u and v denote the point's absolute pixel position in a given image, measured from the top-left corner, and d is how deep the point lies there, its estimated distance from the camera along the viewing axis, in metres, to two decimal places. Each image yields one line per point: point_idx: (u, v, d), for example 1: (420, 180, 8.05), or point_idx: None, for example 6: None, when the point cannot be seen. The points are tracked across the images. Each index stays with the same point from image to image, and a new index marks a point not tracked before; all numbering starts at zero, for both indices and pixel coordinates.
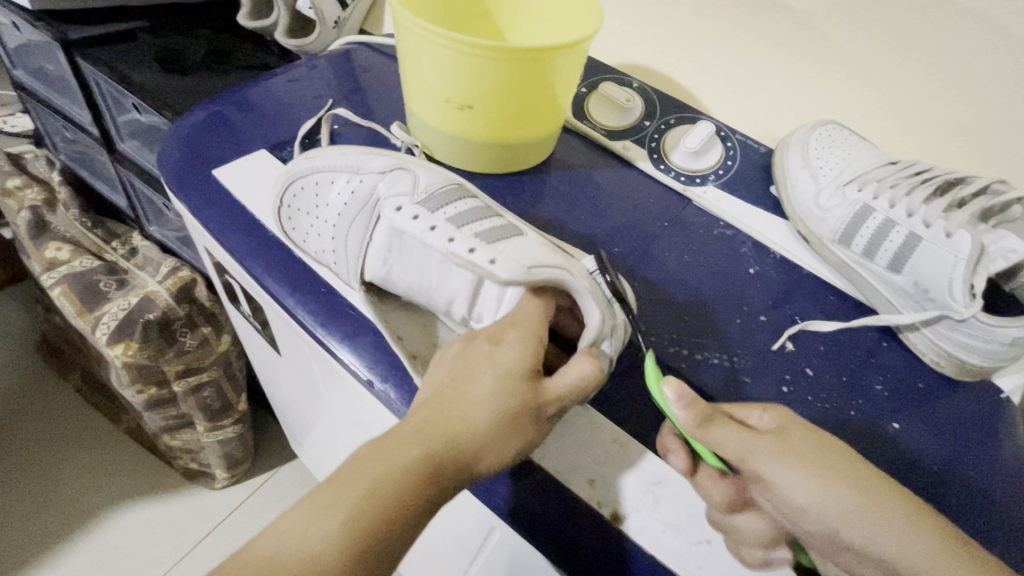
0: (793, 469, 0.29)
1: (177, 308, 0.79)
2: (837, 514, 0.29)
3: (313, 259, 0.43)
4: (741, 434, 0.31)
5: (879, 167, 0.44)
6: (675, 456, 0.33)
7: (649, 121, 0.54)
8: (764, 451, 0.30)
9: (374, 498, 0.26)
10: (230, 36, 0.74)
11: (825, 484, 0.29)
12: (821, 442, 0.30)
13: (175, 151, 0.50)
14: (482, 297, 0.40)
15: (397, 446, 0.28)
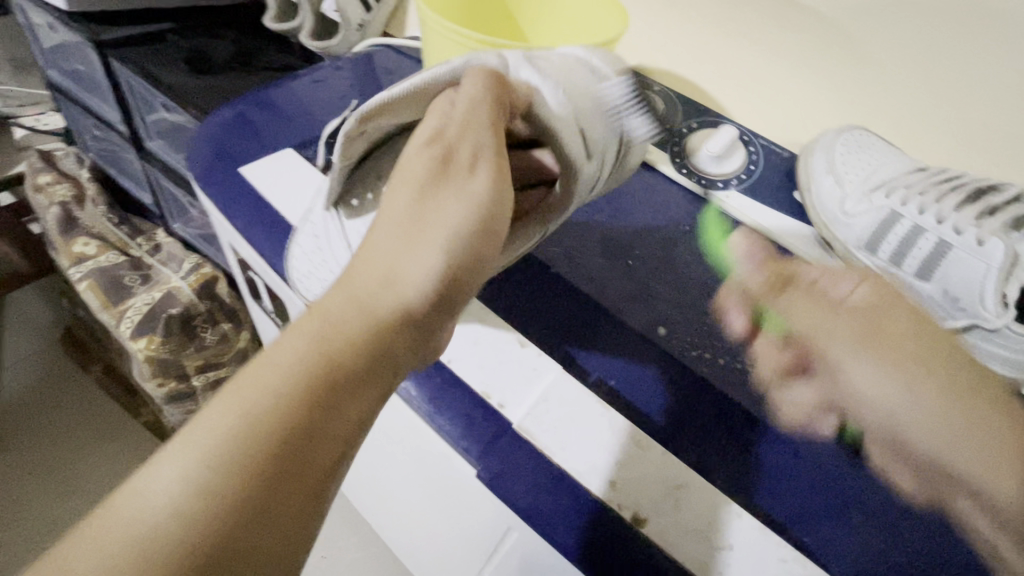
0: (875, 361, 0.31)
1: (199, 304, 0.81)
2: (913, 410, 0.30)
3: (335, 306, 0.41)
4: (819, 307, 0.35)
5: (908, 173, 0.43)
6: (736, 319, 0.41)
7: (671, 125, 0.54)
8: (814, 324, 0.34)
9: (261, 406, 0.23)
10: (256, 38, 0.75)
11: (905, 379, 0.31)
12: (930, 338, 0.32)
13: (201, 150, 0.51)
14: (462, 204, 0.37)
15: (268, 371, 0.24)
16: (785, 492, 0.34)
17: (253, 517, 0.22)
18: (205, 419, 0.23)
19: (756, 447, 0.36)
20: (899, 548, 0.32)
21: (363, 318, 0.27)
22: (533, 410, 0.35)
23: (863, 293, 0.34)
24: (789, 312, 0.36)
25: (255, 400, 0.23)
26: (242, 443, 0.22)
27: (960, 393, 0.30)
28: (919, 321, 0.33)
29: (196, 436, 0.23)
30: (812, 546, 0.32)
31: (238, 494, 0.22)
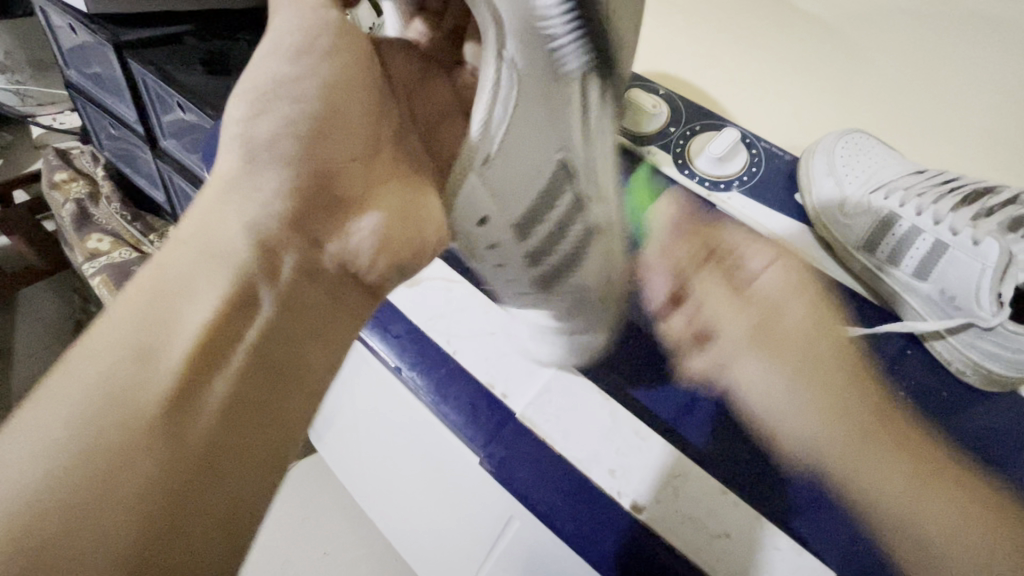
0: (769, 371, 0.40)
1: None
2: (810, 419, 0.38)
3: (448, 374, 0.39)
4: (718, 284, 0.45)
5: (907, 176, 0.44)
6: (657, 281, 0.45)
7: (674, 127, 0.53)
8: (723, 314, 0.43)
9: (111, 380, 0.24)
10: None
11: (780, 378, 0.40)
12: (816, 347, 0.41)
13: (215, 149, 0.53)
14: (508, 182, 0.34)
15: (104, 355, 0.25)
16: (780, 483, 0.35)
17: (111, 466, 0.23)
18: (54, 384, 0.24)
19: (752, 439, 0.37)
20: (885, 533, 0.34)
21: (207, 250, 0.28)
22: (536, 400, 0.37)
23: (774, 270, 0.45)
24: (705, 294, 0.44)
25: (102, 359, 0.25)
26: (93, 407, 0.24)
27: (869, 429, 0.37)
28: (811, 313, 0.43)
29: (44, 408, 0.23)
30: (803, 534, 0.33)
31: (91, 448, 0.23)
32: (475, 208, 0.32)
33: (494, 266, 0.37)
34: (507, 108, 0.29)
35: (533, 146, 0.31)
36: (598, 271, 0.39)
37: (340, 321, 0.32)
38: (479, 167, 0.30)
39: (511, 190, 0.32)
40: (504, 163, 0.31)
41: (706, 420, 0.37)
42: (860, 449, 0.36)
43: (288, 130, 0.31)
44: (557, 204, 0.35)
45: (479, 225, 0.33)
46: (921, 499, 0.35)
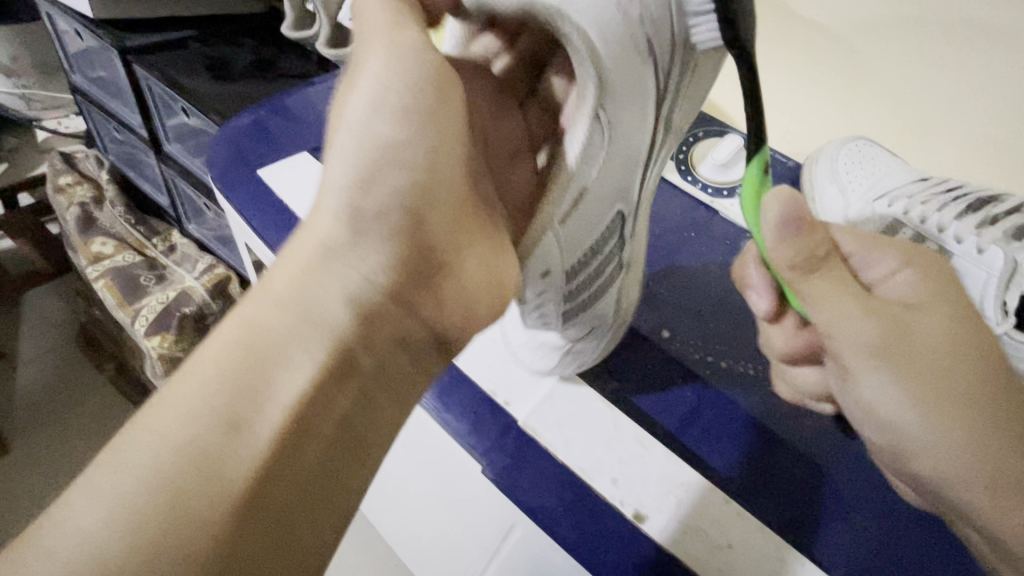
0: (891, 386, 0.29)
1: (212, 304, 0.83)
2: (969, 468, 0.28)
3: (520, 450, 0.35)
4: (851, 310, 0.29)
5: (911, 183, 0.44)
6: (760, 299, 0.34)
7: (678, 134, 0.55)
8: (846, 330, 0.29)
9: (202, 438, 0.22)
10: (274, 46, 0.77)
11: (946, 365, 0.29)
12: (956, 339, 0.29)
13: (219, 154, 0.53)
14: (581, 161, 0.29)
15: (193, 400, 0.23)
16: (784, 493, 0.34)
17: (190, 529, 0.21)
18: (149, 417, 0.23)
19: (759, 448, 0.36)
20: (902, 549, 0.33)
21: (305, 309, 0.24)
22: (539, 409, 0.36)
23: (905, 277, 0.31)
24: (814, 302, 0.30)
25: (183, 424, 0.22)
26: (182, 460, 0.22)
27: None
28: (952, 327, 0.29)
29: (127, 448, 0.22)
30: (811, 546, 0.32)
31: (169, 514, 0.21)
32: (541, 262, 0.31)
33: (533, 311, 0.34)
34: (593, 171, 0.29)
35: (600, 206, 0.31)
36: (600, 312, 0.36)
37: (406, 395, 0.26)
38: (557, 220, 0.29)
39: (574, 234, 0.31)
40: (576, 226, 0.31)
41: (713, 429, 0.37)
42: (1019, 486, 0.27)
43: (398, 202, 0.25)
44: (600, 254, 0.34)
45: (541, 276, 0.32)
46: (1012, 507, 0.27)
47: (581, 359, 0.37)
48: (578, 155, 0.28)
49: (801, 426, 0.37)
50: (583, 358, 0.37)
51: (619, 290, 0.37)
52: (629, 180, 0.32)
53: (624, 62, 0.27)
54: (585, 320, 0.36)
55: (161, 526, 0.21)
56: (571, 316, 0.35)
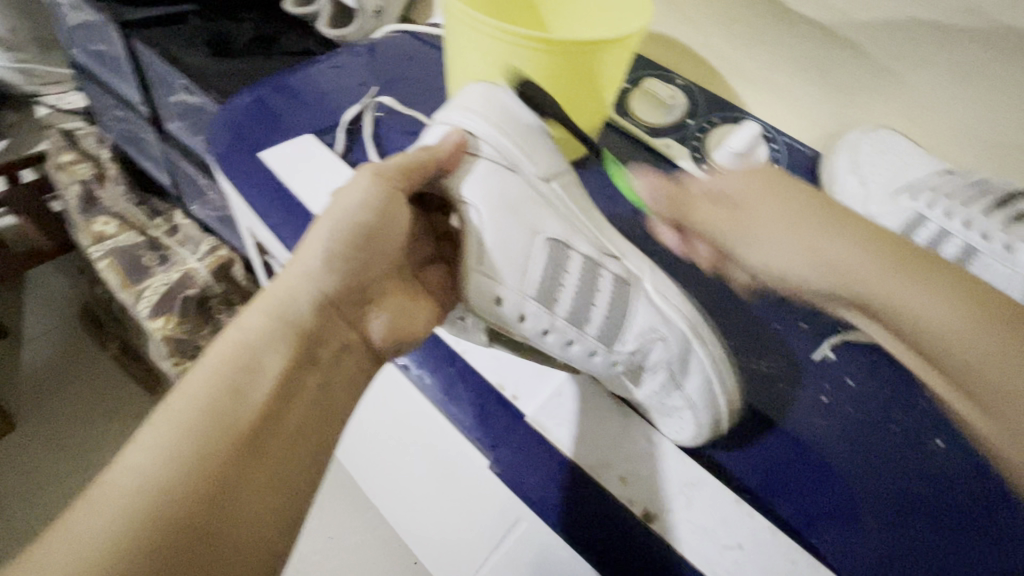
0: (777, 247, 0.37)
1: (215, 286, 0.83)
2: (814, 273, 0.37)
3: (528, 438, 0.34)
4: (712, 209, 0.40)
5: (936, 175, 0.43)
6: (668, 236, 0.45)
7: (692, 120, 0.55)
8: (715, 228, 0.40)
9: (205, 435, 0.27)
10: (276, 23, 0.75)
11: (775, 216, 0.38)
12: (765, 181, 0.39)
13: (221, 134, 0.52)
14: (508, 246, 0.33)
15: (185, 414, 0.27)
16: (794, 492, 0.34)
17: (217, 508, 0.26)
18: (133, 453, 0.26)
19: (767, 447, 0.36)
20: (911, 554, 0.32)
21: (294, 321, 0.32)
22: (546, 404, 0.35)
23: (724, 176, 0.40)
24: (704, 224, 0.40)
25: (163, 430, 0.27)
26: (176, 453, 0.26)
27: (895, 256, 0.34)
28: (775, 198, 0.38)
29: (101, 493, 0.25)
30: (822, 549, 0.32)
31: (195, 502, 0.26)
32: (484, 292, 0.33)
33: (589, 356, 0.36)
34: (490, 225, 0.33)
35: (515, 237, 0.34)
36: (645, 326, 0.36)
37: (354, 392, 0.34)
38: (475, 259, 0.33)
39: (523, 267, 0.34)
40: (500, 257, 0.33)
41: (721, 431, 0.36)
42: (884, 291, 0.34)
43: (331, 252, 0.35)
44: (570, 273, 0.35)
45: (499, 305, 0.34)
46: (927, 292, 0.33)
47: (715, 394, 0.35)
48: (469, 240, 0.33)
49: (809, 423, 0.37)
50: (719, 405, 0.35)
51: (646, 303, 0.37)
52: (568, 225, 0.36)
53: (461, 170, 0.34)
54: (656, 361, 0.37)
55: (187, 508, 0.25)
56: (605, 335, 0.36)
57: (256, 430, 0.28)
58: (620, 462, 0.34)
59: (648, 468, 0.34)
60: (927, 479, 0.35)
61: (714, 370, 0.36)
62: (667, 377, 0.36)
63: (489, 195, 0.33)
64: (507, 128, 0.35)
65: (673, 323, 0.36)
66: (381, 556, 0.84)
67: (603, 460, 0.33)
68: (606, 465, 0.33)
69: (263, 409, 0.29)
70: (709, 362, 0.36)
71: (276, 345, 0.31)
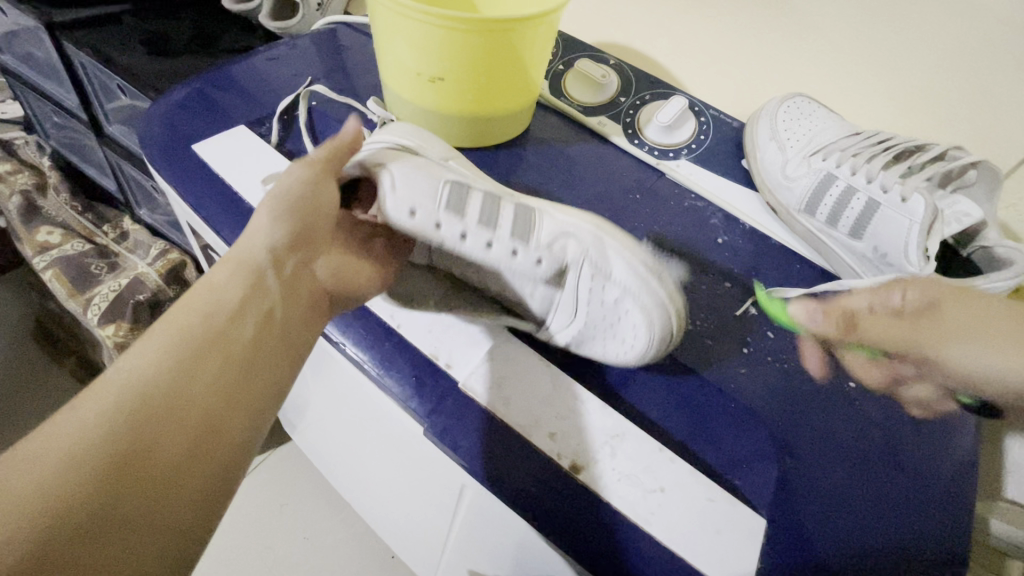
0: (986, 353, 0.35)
1: (167, 289, 0.82)
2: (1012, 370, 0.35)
3: (460, 406, 0.35)
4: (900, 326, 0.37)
5: (844, 138, 0.45)
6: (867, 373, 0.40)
7: (625, 97, 0.56)
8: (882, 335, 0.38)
9: (186, 341, 0.29)
10: (213, 20, 0.74)
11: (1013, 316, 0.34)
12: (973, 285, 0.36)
13: (154, 129, 0.51)
14: (414, 171, 0.37)
15: (170, 329, 0.30)
16: (717, 437, 0.36)
17: (190, 398, 0.27)
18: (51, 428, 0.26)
19: (692, 397, 0.38)
20: (823, 484, 0.34)
21: (241, 267, 0.33)
22: (479, 370, 0.37)
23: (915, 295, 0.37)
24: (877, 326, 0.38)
25: (151, 349, 0.28)
26: (161, 357, 0.28)
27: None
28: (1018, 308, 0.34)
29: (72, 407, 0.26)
30: (738, 485, 0.34)
31: (172, 393, 0.27)
32: (398, 207, 0.36)
33: (511, 255, 0.37)
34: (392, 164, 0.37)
35: (421, 172, 0.37)
36: (556, 227, 0.39)
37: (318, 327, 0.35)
38: (387, 185, 0.36)
39: (430, 182, 0.37)
40: (407, 178, 0.36)
41: (652, 386, 0.38)
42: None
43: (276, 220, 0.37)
44: (476, 198, 0.38)
45: (412, 218, 0.36)
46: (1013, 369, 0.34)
47: (643, 276, 0.38)
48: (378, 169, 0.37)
49: (736, 374, 0.39)
50: (653, 287, 0.37)
51: (550, 215, 0.40)
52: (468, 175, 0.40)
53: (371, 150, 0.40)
54: (574, 254, 0.38)
55: (166, 393, 0.27)
56: (520, 233, 0.38)
57: (204, 357, 0.29)
58: (548, 421, 0.35)
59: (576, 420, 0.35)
60: (837, 418, 0.38)
61: (633, 255, 0.38)
62: (594, 271, 0.38)
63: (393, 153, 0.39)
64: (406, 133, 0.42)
65: (580, 224, 0.39)
66: (352, 552, 0.84)
67: (532, 419, 0.35)
68: (539, 424, 0.34)
69: (211, 339, 0.30)
70: (623, 249, 0.39)
71: (228, 286, 0.32)
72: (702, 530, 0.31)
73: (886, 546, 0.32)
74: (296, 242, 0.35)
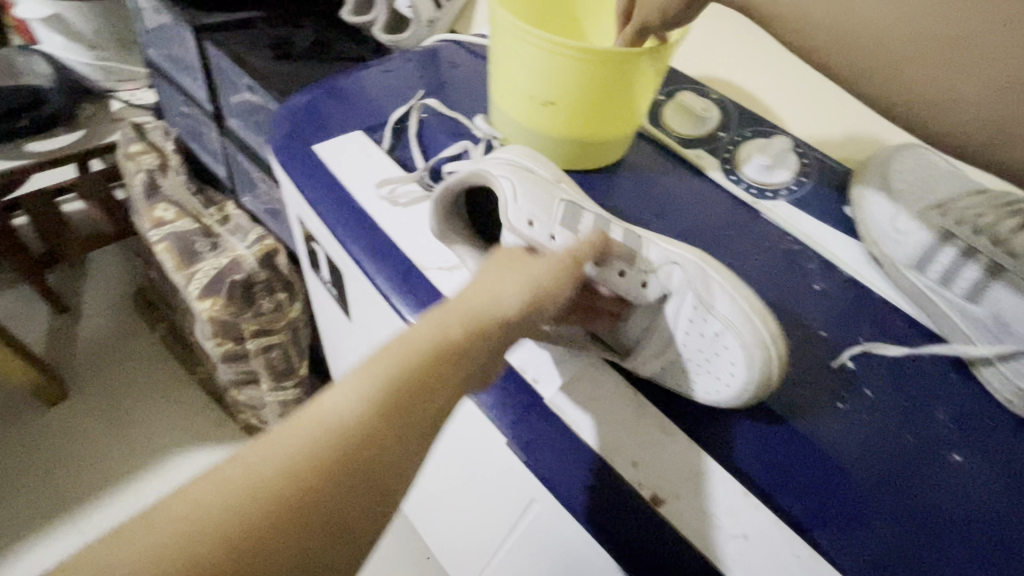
0: None
1: (260, 272, 0.86)
2: None
3: (546, 422, 0.36)
4: None
5: (966, 195, 0.44)
6: None
7: (724, 133, 0.56)
8: None
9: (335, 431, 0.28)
10: (333, 30, 0.80)
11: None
12: None
13: (281, 128, 0.56)
14: (529, 194, 0.39)
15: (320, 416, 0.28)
16: (807, 492, 0.34)
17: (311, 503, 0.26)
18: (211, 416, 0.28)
19: (783, 445, 0.36)
20: (921, 558, 0.33)
21: (371, 382, 0.29)
22: (565, 387, 0.37)
23: None
24: None
25: (302, 431, 0.28)
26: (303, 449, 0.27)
27: None
28: None
29: (223, 467, 0.27)
30: (826, 545, 0.33)
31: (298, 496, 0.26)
32: (517, 215, 0.39)
33: (616, 275, 0.40)
34: (510, 184, 0.40)
35: (537, 194, 0.40)
36: (661, 256, 0.39)
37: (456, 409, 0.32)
38: (510, 198, 0.39)
39: (541, 200, 0.40)
40: (525, 194, 0.40)
41: (740, 429, 0.37)
42: None
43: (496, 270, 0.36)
44: (584, 221, 0.41)
45: (530, 226, 0.39)
46: None
47: (749, 313, 0.37)
48: (496, 180, 0.40)
49: (829, 429, 0.37)
50: (756, 323, 0.36)
51: (656, 244, 0.40)
52: (576, 198, 0.42)
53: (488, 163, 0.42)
54: (678, 284, 0.39)
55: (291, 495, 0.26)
56: (627, 256, 0.39)
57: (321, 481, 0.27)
58: (632, 451, 0.34)
59: (660, 452, 0.34)
60: (940, 490, 0.35)
61: (740, 292, 0.38)
62: (697, 301, 0.38)
63: (503, 167, 0.41)
64: (521, 155, 0.44)
65: (688, 257, 0.39)
66: (396, 547, 0.86)
67: (617, 446, 0.35)
68: (625, 451, 0.34)
69: (336, 464, 0.27)
70: (730, 285, 0.38)
71: (357, 402, 0.28)
72: None
73: None
74: (435, 358, 0.31)
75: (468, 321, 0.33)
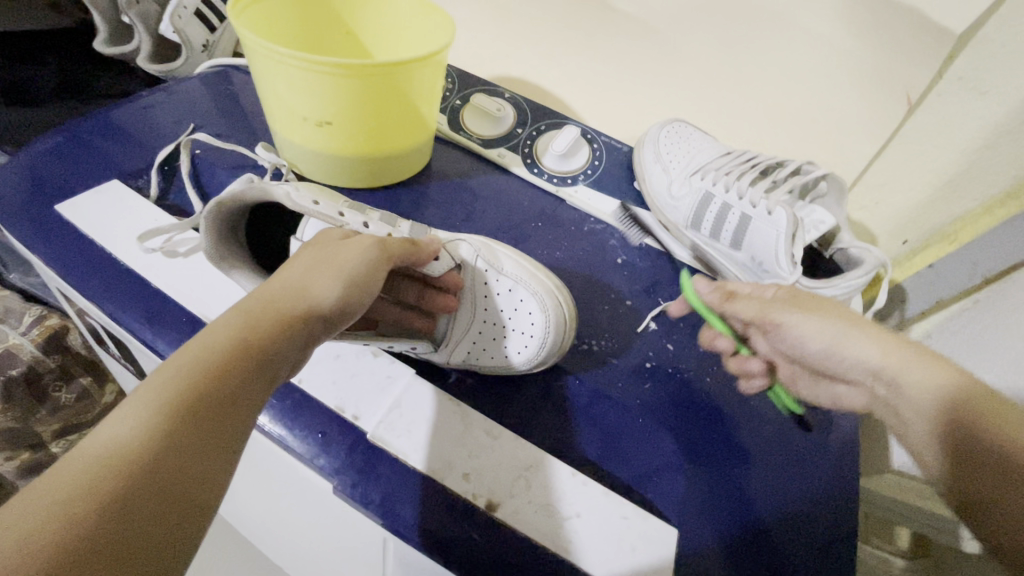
0: (807, 317, 0.32)
1: (47, 361, 0.72)
2: (821, 340, 0.32)
3: (374, 456, 0.35)
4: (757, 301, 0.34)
5: (717, 158, 0.49)
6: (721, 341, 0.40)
7: (522, 128, 0.58)
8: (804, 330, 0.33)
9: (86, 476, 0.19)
10: (83, 64, 0.69)
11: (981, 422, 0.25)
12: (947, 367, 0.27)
13: (10, 187, 0.46)
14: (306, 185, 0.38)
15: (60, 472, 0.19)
16: (628, 455, 0.37)
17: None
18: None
19: (603, 418, 0.39)
20: (729, 485, 0.36)
21: (156, 397, 0.21)
22: (387, 417, 0.36)
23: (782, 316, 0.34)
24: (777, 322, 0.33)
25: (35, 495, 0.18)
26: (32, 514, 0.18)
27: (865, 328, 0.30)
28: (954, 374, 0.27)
29: None
30: (652, 501, 0.35)
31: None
32: (301, 198, 0.36)
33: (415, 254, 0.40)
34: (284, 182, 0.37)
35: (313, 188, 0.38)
36: (450, 237, 0.42)
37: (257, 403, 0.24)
38: (288, 188, 0.36)
39: (320, 190, 0.38)
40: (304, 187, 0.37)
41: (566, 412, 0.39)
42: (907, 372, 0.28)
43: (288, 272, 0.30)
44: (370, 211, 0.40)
45: (316, 207, 0.36)
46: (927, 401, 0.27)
47: (535, 271, 0.41)
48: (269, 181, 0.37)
49: (642, 390, 0.40)
50: (541, 277, 0.40)
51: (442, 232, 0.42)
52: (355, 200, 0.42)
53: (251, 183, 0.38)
54: (468, 256, 0.40)
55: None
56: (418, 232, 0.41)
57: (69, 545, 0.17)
58: (462, 463, 0.34)
59: (489, 458, 0.35)
60: (736, 420, 0.40)
61: (521, 255, 0.42)
62: (488, 270, 0.40)
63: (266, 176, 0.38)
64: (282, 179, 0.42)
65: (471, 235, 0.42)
66: None
67: (446, 463, 0.34)
68: (455, 466, 0.34)
69: (107, 499, 0.18)
70: (512, 253, 0.42)
71: (131, 422, 0.20)
72: (619, 546, 0.32)
73: (787, 534, 0.35)
74: (234, 364, 0.24)
75: (274, 305, 0.27)
